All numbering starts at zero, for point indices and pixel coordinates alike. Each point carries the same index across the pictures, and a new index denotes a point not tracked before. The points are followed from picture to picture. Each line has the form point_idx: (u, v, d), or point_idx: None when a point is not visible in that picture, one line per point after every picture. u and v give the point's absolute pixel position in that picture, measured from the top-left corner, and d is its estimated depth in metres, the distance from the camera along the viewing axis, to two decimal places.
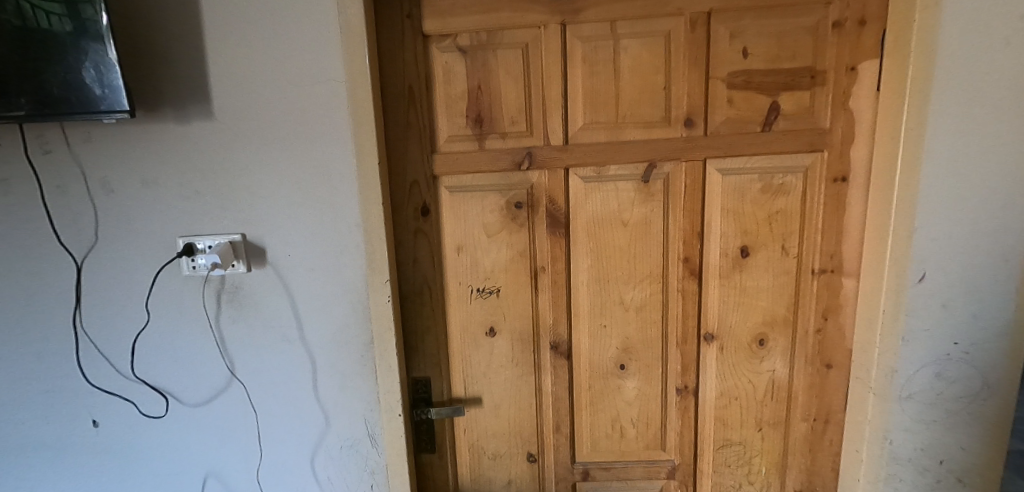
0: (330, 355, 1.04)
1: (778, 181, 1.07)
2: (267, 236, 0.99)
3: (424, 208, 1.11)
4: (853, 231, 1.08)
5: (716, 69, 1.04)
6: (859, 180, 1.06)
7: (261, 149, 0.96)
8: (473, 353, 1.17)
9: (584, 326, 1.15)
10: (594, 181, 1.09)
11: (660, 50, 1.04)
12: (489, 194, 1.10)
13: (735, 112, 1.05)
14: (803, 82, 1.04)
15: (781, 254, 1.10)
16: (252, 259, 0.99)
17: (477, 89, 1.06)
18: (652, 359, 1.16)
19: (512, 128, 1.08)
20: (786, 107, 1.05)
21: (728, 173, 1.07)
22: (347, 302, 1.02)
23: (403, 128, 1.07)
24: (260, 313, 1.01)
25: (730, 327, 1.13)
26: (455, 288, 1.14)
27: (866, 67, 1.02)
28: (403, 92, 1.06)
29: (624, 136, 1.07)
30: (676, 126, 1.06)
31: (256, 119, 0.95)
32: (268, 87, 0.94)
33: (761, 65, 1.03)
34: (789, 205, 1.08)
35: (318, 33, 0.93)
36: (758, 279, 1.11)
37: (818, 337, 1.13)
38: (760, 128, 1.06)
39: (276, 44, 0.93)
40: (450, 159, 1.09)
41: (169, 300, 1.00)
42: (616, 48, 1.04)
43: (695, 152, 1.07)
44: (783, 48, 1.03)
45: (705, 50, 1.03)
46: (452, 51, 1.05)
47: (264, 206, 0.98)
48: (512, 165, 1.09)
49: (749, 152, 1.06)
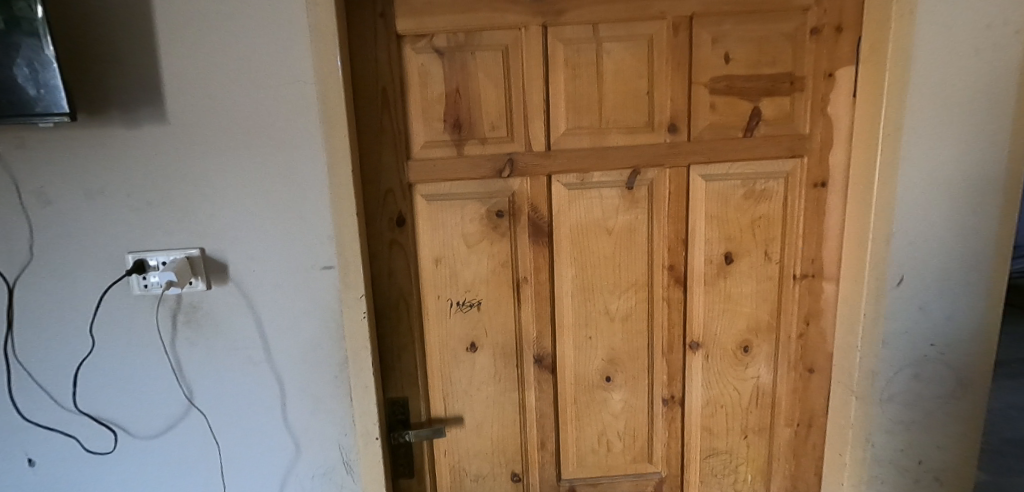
0: (301, 377, 0.96)
1: (761, 186, 1.07)
2: (229, 250, 0.91)
3: (400, 217, 1.04)
4: (833, 236, 1.08)
5: (698, 74, 1.03)
6: (838, 185, 1.06)
7: (222, 156, 0.88)
8: (453, 369, 1.11)
9: (569, 338, 1.11)
10: (577, 188, 1.05)
11: (642, 54, 1.02)
12: (468, 202, 1.05)
13: (717, 117, 1.04)
14: (784, 87, 1.04)
15: (764, 260, 1.09)
16: (212, 276, 0.91)
17: (455, 92, 1.01)
18: (639, 369, 1.13)
19: (492, 133, 1.03)
20: (767, 112, 1.04)
21: (711, 179, 1.06)
22: (319, 320, 0.95)
23: (377, 133, 1.01)
24: (221, 335, 0.93)
25: (715, 335, 1.12)
26: (433, 301, 1.08)
27: (843, 74, 1.02)
28: (376, 95, 1.00)
29: (607, 142, 1.04)
30: (660, 132, 1.04)
31: (215, 124, 0.87)
32: (229, 89, 0.87)
33: (743, 70, 1.03)
34: (771, 210, 1.08)
35: (285, 30, 0.86)
36: (742, 286, 1.10)
37: (800, 342, 1.13)
38: (743, 134, 1.05)
39: (238, 41, 0.86)
40: (428, 166, 1.03)
41: (117, 323, 0.90)
42: (599, 51, 1.01)
43: (679, 158, 1.05)
44: (764, 53, 1.02)
45: (688, 54, 1.02)
46: (428, 53, 1.00)
47: (225, 217, 0.90)
48: (493, 172, 1.04)
49: (731, 158, 1.05)
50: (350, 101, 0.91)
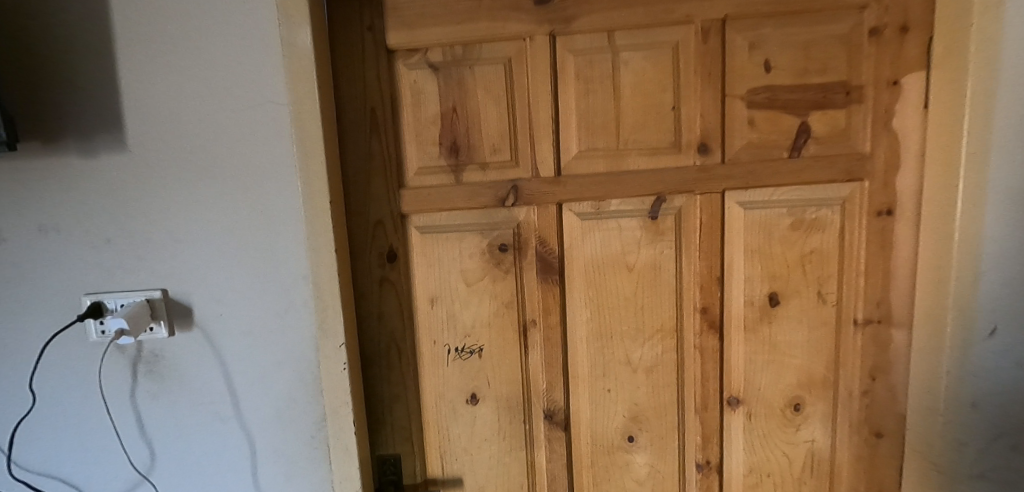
0: (273, 435, 0.84)
1: (811, 215, 0.90)
2: (194, 291, 0.81)
3: (391, 252, 0.93)
4: (902, 274, 0.90)
5: (733, 86, 0.88)
6: (907, 214, 0.89)
7: (188, 187, 0.79)
8: (451, 424, 0.97)
9: (584, 390, 0.96)
10: (592, 218, 0.92)
11: (666, 64, 0.88)
12: (467, 235, 0.92)
13: (757, 135, 0.89)
14: (837, 99, 0.87)
15: (817, 302, 0.92)
16: (176, 320, 0.81)
17: (452, 112, 0.90)
18: (667, 429, 0.96)
19: (494, 157, 0.91)
20: (817, 128, 0.88)
21: (751, 207, 0.90)
22: (294, 370, 0.83)
23: (365, 158, 0.91)
24: (186, 386, 0.83)
25: (759, 390, 0.95)
26: (428, 347, 0.95)
27: (911, 81, 0.85)
28: (364, 117, 0.90)
29: (626, 165, 0.90)
30: (688, 153, 0.90)
31: (179, 151, 0.78)
32: (195, 113, 0.78)
33: (787, 80, 0.87)
34: (825, 243, 0.91)
35: (254, 45, 0.77)
36: (791, 333, 0.93)
37: (864, 399, 0.94)
38: (788, 154, 0.89)
39: (202, 59, 0.77)
40: (421, 195, 0.92)
41: (72, 372, 0.81)
42: (615, 62, 0.88)
43: (712, 183, 0.90)
44: (812, 59, 0.87)
45: (720, 63, 0.88)
46: (421, 69, 0.89)
47: (191, 255, 0.80)
48: (495, 201, 0.91)
49: (774, 182, 0.89)
50: (330, 123, 0.81)
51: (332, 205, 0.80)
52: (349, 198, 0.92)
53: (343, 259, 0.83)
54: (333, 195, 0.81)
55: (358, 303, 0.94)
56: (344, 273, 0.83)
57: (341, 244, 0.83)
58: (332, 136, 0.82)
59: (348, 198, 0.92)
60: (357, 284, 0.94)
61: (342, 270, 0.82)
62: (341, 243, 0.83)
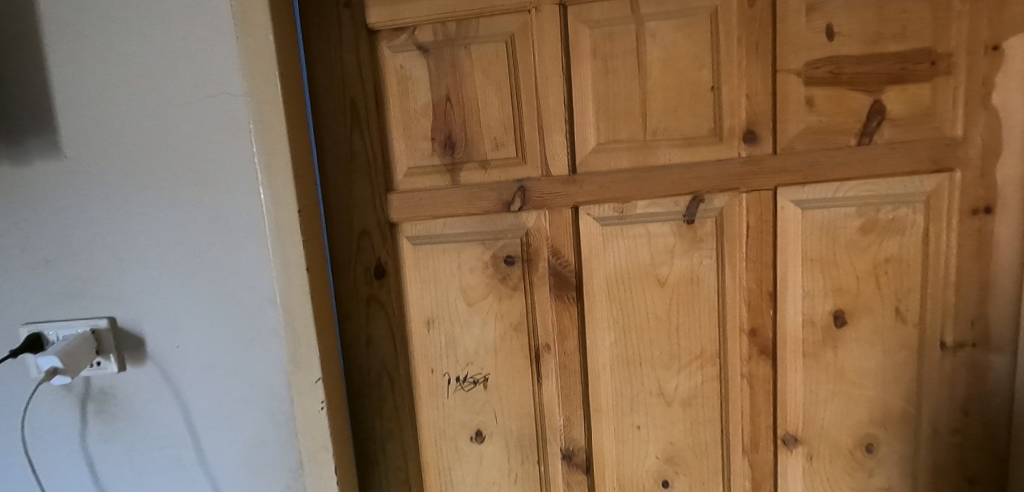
0: (243, 484, 0.73)
1: (886, 215, 0.73)
2: (147, 319, 0.69)
3: (379, 267, 0.80)
4: (1003, 286, 0.73)
5: (787, 59, 0.72)
6: (1011, 211, 0.71)
7: (134, 197, 0.68)
8: (454, 465, 0.84)
9: (608, 427, 0.81)
10: (614, 224, 0.77)
11: (702, 35, 0.72)
12: (467, 246, 0.78)
13: (816, 119, 0.73)
14: (919, 70, 0.70)
15: (895, 322, 0.75)
16: (126, 354, 0.70)
17: (446, 101, 0.76)
18: (708, 472, 0.81)
19: (497, 154, 0.77)
20: (893, 107, 0.71)
21: (810, 207, 0.74)
22: (264, 409, 0.71)
23: (346, 159, 0.78)
24: (142, 428, 0.72)
25: (821, 428, 0.78)
26: (425, 377, 0.82)
27: (1015, 45, 0.68)
28: (344, 110, 0.77)
29: (656, 159, 0.75)
30: (731, 142, 0.74)
31: (122, 157, 0.67)
32: (138, 111, 0.66)
33: (855, 48, 0.71)
34: (904, 249, 0.74)
35: (203, 27, 0.65)
36: (861, 359, 0.76)
37: (955, 439, 0.77)
38: (856, 140, 0.72)
39: (144, 45, 0.65)
40: (413, 201, 0.78)
41: (14, 413, 0.71)
42: (640, 35, 0.73)
43: (761, 179, 0.74)
44: (887, 22, 0.70)
45: (770, 31, 0.71)
46: (407, 51, 0.75)
47: (141, 276, 0.69)
48: (498, 206, 0.77)
49: (839, 176, 0.73)
50: (298, 117, 0.68)
51: (302, 213, 0.67)
52: (329, 205, 0.79)
53: (319, 278, 0.70)
54: (304, 202, 0.68)
55: (342, 326, 0.81)
56: (321, 295, 0.70)
57: (316, 260, 0.70)
58: (303, 132, 0.69)
59: (327, 205, 0.79)
60: (340, 304, 0.81)
61: (317, 291, 0.69)
62: (316, 260, 0.70)
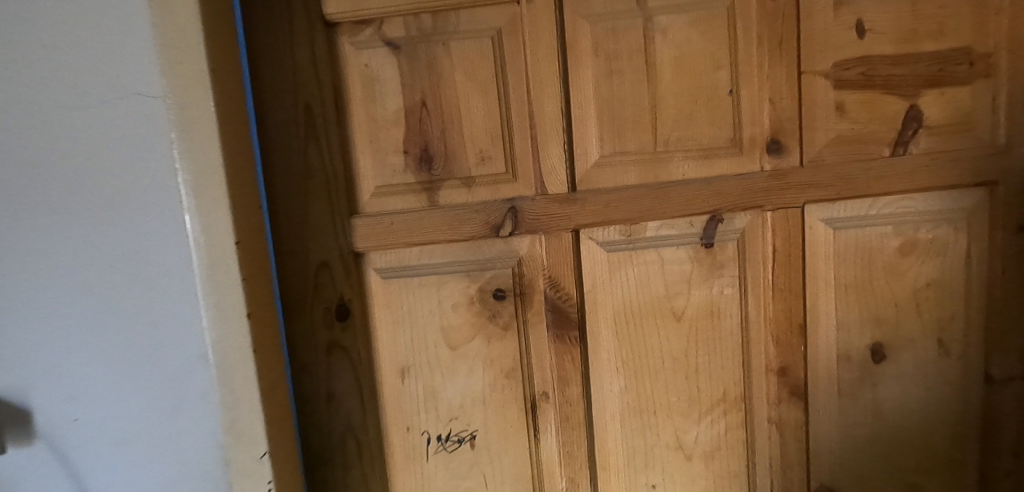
0: None
1: (926, 234, 0.65)
2: (37, 383, 0.54)
3: (342, 307, 0.66)
4: None
5: (813, 59, 0.63)
6: None
7: (23, 226, 0.53)
8: None
9: (618, 487, 0.69)
10: (621, 249, 0.66)
11: (718, 31, 0.63)
12: (449, 279, 0.66)
13: (846, 126, 0.64)
14: (957, 72, 0.63)
15: (938, 355, 0.66)
16: (7, 431, 0.54)
17: (422, 107, 0.64)
18: None
19: (483, 170, 0.65)
20: (930, 114, 0.63)
21: (843, 226, 0.65)
22: None
23: (299, 175, 0.64)
24: None
25: (860, 478, 0.69)
26: (400, 438, 0.68)
27: None
28: (296, 117, 0.63)
29: (669, 174, 0.65)
30: (753, 154, 0.64)
31: (11, 176, 0.53)
32: (29, 117, 0.52)
33: (887, 47, 0.63)
34: (945, 273, 0.65)
35: (109, 10, 0.51)
36: (902, 399, 0.67)
37: (1006, 485, 0.68)
38: (892, 151, 0.64)
39: (37, 34, 0.51)
40: (382, 227, 0.65)
41: None
42: (647, 31, 0.63)
43: (788, 195, 0.64)
44: (921, 18, 0.62)
45: (794, 27, 0.63)
46: (374, 47, 0.63)
47: (32, 327, 0.54)
48: (486, 231, 0.65)
49: (874, 190, 0.64)
50: (240, 126, 0.55)
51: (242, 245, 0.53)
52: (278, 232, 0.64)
53: (268, 325, 0.56)
54: (246, 231, 0.54)
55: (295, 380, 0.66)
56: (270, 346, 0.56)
57: (262, 302, 0.56)
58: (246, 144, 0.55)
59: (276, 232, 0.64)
60: (293, 353, 0.66)
61: (263, 342, 0.55)
62: (263, 302, 0.56)
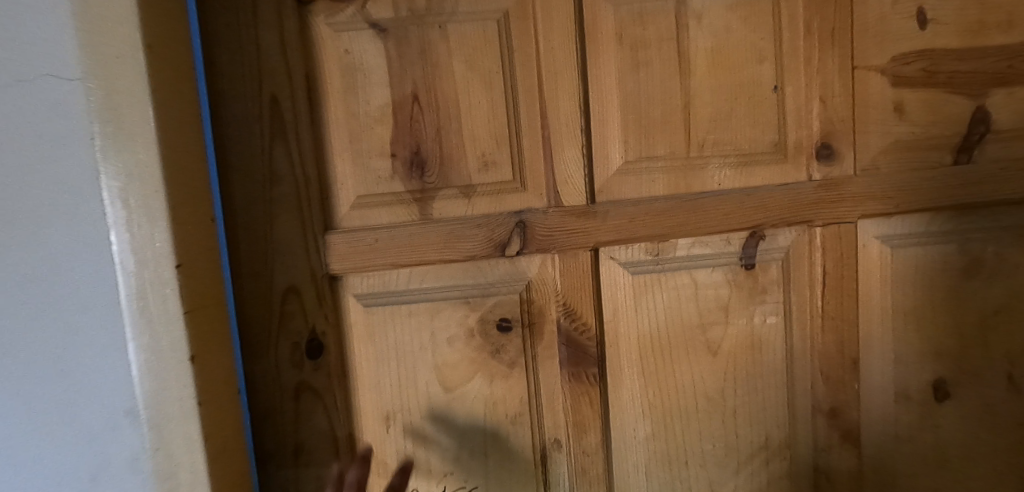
0: None
1: (994, 254, 0.56)
2: None
3: (315, 341, 0.54)
4: None
5: (868, 52, 0.55)
6: None
7: None
8: None
9: None
10: (648, 271, 0.56)
11: (761, 18, 0.54)
12: (444, 307, 0.55)
13: (905, 130, 0.55)
14: None
15: (1007, 393, 0.58)
16: None
17: (413, 101, 0.53)
18: None
19: (485, 177, 0.54)
20: (998, 117, 0.55)
21: (899, 245, 0.57)
22: None
23: (263, 182, 0.52)
24: None
25: None
26: None
27: None
28: (260, 111, 0.52)
29: (703, 184, 0.56)
30: (799, 161, 0.56)
31: None
32: None
33: (952, 41, 0.55)
34: (1015, 299, 0.57)
35: None
36: (966, 443, 0.58)
37: None
38: (956, 158, 0.56)
39: None
40: (363, 244, 0.54)
41: None
42: (680, 16, 0.54)
43: (839, 210, 0.56)
44: (990, 7, 0.54)
45: (847, 15, 0.54)
46: (356, 29, 0.52)
47: None
48: (488, 250, 0.55)
49: (936, 204, 0.56)
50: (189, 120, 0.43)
51: (186, 271, 0.42)
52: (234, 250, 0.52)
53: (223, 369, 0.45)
54: (193, 253, 0.42)
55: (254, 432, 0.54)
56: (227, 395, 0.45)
57: (215, 341, 0.44)
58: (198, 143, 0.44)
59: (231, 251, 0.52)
60: (252, 398, 0.54)
61: (216, 392, 0.44)
62: (218, 340, 0.44)
